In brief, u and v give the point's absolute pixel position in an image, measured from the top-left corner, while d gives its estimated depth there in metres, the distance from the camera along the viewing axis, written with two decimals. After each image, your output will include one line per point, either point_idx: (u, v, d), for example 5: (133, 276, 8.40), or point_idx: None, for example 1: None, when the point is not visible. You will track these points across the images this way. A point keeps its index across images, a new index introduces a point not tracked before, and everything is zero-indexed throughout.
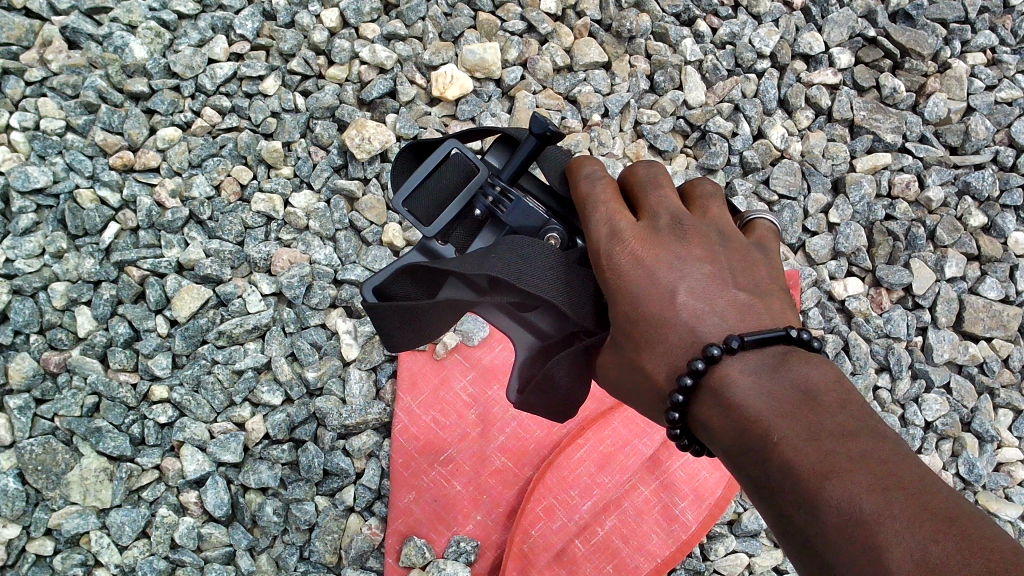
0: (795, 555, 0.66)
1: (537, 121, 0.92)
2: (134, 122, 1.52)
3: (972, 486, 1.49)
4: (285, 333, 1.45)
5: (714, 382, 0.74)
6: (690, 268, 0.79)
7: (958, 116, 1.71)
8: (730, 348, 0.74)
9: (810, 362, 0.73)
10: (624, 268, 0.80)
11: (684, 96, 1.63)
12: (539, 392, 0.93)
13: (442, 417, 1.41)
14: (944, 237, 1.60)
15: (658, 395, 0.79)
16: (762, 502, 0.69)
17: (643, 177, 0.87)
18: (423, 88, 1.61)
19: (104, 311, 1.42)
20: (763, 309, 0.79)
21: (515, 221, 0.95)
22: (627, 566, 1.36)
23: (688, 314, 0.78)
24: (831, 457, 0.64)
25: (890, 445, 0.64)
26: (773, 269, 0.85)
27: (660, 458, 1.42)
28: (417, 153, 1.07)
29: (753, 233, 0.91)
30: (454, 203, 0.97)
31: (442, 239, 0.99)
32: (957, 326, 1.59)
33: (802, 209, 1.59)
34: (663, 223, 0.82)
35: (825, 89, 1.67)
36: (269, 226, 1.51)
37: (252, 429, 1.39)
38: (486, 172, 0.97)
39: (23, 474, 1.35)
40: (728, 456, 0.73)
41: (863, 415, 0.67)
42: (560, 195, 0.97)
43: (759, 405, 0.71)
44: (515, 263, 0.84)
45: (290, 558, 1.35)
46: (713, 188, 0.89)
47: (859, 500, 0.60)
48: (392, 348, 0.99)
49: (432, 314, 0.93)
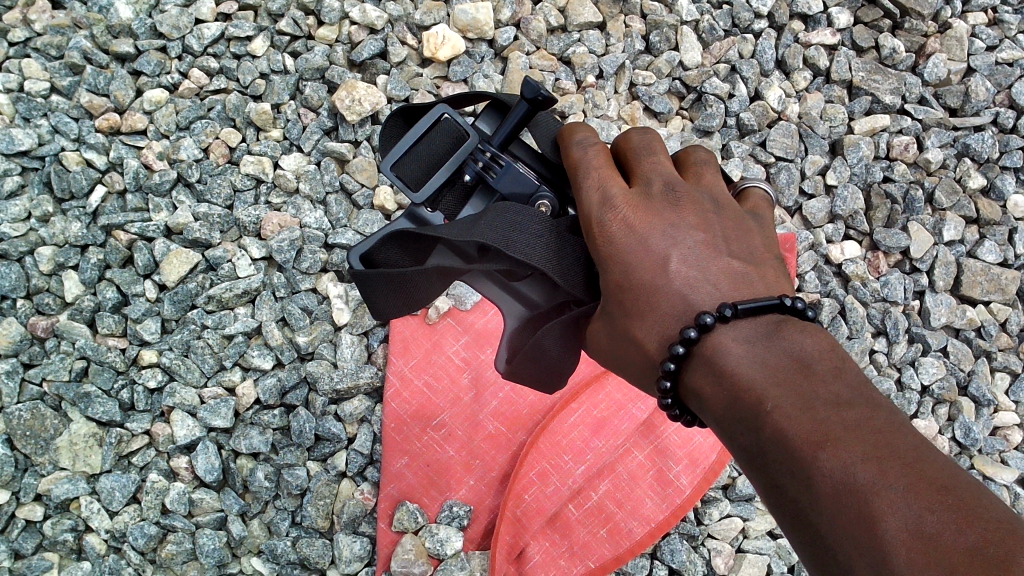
0: (786, 525, 0.65)
1: (528, 85, 0.88)
2: (119, 83, 1.50)
3: (968, 450, 1.49)
4: (275, 298, 1.43)
5: (706, 351, 0.73)
6: (683, 236, 0.78)
7: (957, 77, 1.69)
8: (724, 316, 0.72)
9: (804, 331, 0.71)
10: (616, 236, 0.78)
11: (680, 56, 1.61)
12: (528, 362, 0.92)
13: (434, 381, 1.40)
14: (943, 199, 1.58)
15: (648, 364, 0.78)
16: (752, 472, 0.68)
17: (637, 143, 0.84)
18: (414, 48, 1.58)
19: (91, 276, 1.41)
20: (757, 279, 0.77)
21: (505, 187, 0.92)
22: (621, 530, 1.35)
23: (681, 282, 0.76)
24: (825, 426, 0.62)
25: (885, 414, 0.63)
26: (767, 238, 0.84)
27: (654, 423, 1.41)
28: (407, 118, 1.03)
29: (746, 201, 0.89)
30: (444, 168, 0.93)
31: (431, 207, 0.95)
32: (956, 290, 1.56)
33: (798, 170, 1.58)
34: (656, 190, 0.80)
35: (824, 50, 1.64)
36: (258, 189, 1.49)
37: (242, 394, 1.38)
38: (477, 137, 0.93)
39: (11, 440, 1.33)
40: (719, 425, 0.71)
41: (858, 384, 0.66)
42: (552, 162, 0.94)
43: (752, 374, 0.69)
44: (505, 228, 0.82)
45: (282, 523, 1.34)
46: (706, 156, 0.87)
47: (853, 469, 0.59)
48: (381, 318, 0.97)
49: (421, 283, 0.91)
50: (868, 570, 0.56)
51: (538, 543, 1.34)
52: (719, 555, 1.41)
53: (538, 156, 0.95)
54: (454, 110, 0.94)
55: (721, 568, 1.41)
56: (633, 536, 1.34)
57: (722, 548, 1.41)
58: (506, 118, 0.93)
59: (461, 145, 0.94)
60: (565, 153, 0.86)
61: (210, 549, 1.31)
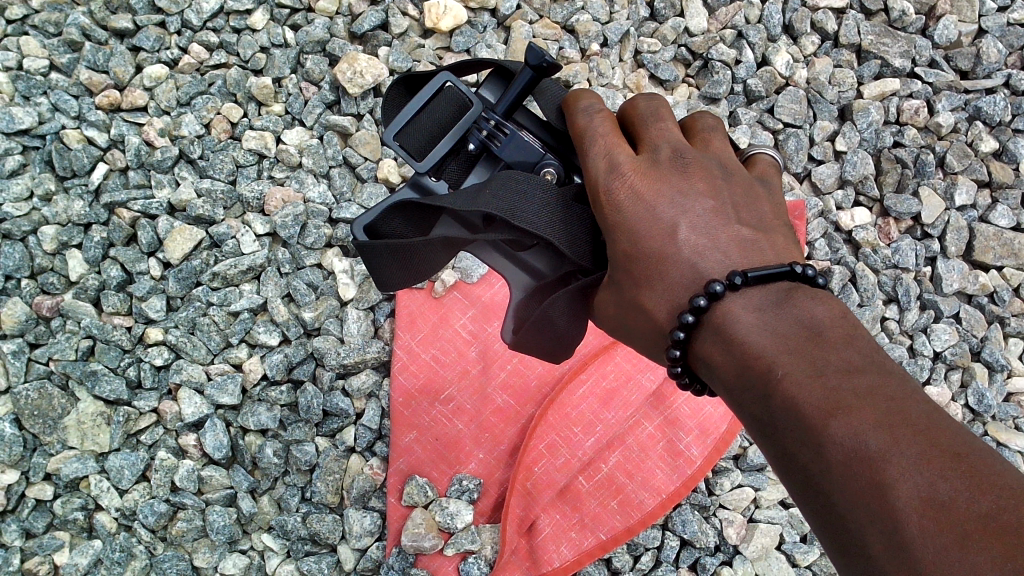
0: (796, 493, 0.64)
1: (532, 52, 0.86)
2: (119, 60, 1.48)
3: (981, 417, 1.47)
4: (280, 274, 1.43)
5: (716, 319, 0.71)
6: (692, 204, 0.76)
7: (969, 39, 1.67)
8: (733, 285, 0.71)
9: (815, 298, 0.70)
10: (624, 205, 0.76)
11: (685, 23, 1.58)
12: (535, 333, 0.91)
13: (441, 355, 1.39)
14: (955, 163, 1.55)
15: (658, 334, 0.77)
16: (763, 439, 0.67)
17: (644, 110, 0.82)
18: (416, 19, 1.56)
19: (95, 254, 1.40)
20: (767, 246, 0.75)
21: (509, 156, 0.90)
22: (633, 501, 1.34)
23: (690, 251, 0.74)
24: (837, 393, 0.61)
25: (897, 380, 0.61)
26: (776, 204, 0.82)
27: (664, 394, 1.39)
28: (408, 87, 1.01)
29: (754, 168, 0.87)
30: (447, 138, 0.91)
31: (435, 175, 0.93)
32: (968, 255, 1.55)
33: (807, 137, 1.55)
34: (664, 156, 0.78)
35: (832, 14, 1.61)
36: (262, 164, 1.48)
37: (249, 370, 1.37)
38: (481, 106, 0.91)
39: (19, 420, 1.33)
40: (729, 393, 0.70)
41: (870, 351, 0.64)
42: (556, 130, 0.92)
43: (762, 342, 0.68)
44: (510, 198, 0.80)
45: (292, 499, 1.34)
46: (714, 122, 0.85)
47: (865, 437, 0.58)
48: (384, 289, 0.95)
49: (425, 252, 0.89)
50: (880, 539, 0.55)
51: (548, 516, 1.33)
52: (732, 525, 1.40)
53: (542, 124, 0.93)
54: (456, 78, 0.92)
55: (733, 538, 1.40)
56: (644, 507, 1.34)
57: (733, 519, 1.40)
58: (510, 85, 0.90)
59: (465, 113, 0.92)
60: (570, 120, 0.84)
61: (220, 526, 1.31)
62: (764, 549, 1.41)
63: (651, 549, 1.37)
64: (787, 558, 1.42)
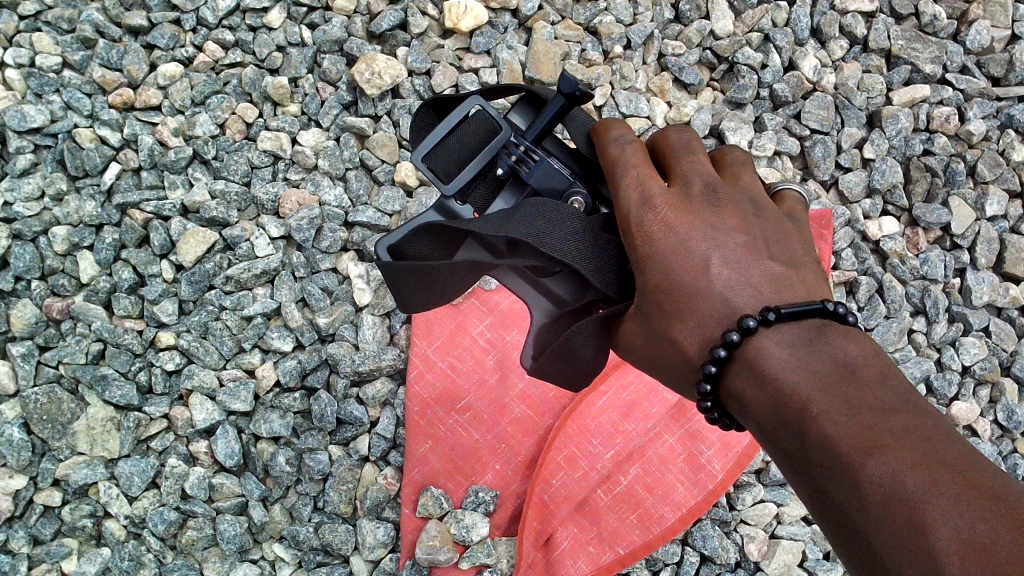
0: (832, 533, 0.62)
1: (565, 79, 0.84)
2: (133, 58, 1.46)
3: (1010, 433, 1.44)
4: (295, 278, 1.40)
5: (748, 354, 0.69)
6: (724, 238, 0.74)
7: (1002, 45, 1.62)
8: (767, 321, 0.68)
9: (847, 334, 0.68)
10: (656, 237, 0.74)
11: (711, 25, 1.54)
12: (556, 359, 0.87)
13: (458, 363, 1.35)
14: (985, 173, 1.52)
15: (688, 367, 0.74)
16: (797, 478, 0.65)
17: (675, 142, 0.80)
18: (435, 19, 1.53)
19: (107, 256, 1.37)
20: (799, 283, 0.73)
21: (538, 182, 0.87)
22: (652, 515, 1.31)
23: (722, 286, 0.72)
24: (873, 433, 0.59)
25: (933, 420, 0.60)
26: (806, 240, 0.80)
27: (686, 407, 1.36)
28: (438, 109, 0.98)
29: (781, 204, 0.85)
30: (476, 161, 0.88)
31: (461, 199, 0.91)
32: (998, 267, 1.52)
33: (834, 143, 1.52)
34: (697, 189, 0.76)
35: (861, 17, 1.58)
36: (277, 165, 1.45)
37: (263, 376, 1.35)
38: (509, 130, 0.88)
39: (28, 424, 1.31)
40: (762, 429, 0.68)
41: (904, 390, 0.63)
42: (586, 158, 0.89)
43: (795, 379, 0.66)
44: (539, 224, 0.78)
45: (304, 509, 1.31)
46: (743, 156, 0.83)
47: (903, 477, 0.56)
48: (408, 311, 0.92)
49: (449, 276, 0.85)
50: None
51: (566, 529, 1.31)
52: (753, 541, 1.36)
53: (571, 152, 0.90)
54: (486, 102, 0.90)
55: (755, 555, 1.36)
56: (663, 521, 1.30)
57: (755, 535, 1.37)
58: (541, 111, 0.88)
59: (494, 137, 0.89)
60: (601, 149, 0.81)
61: (231, 535, 1.28)
62: (787, 566, 1.36)
63: (670, 565, 1.34)
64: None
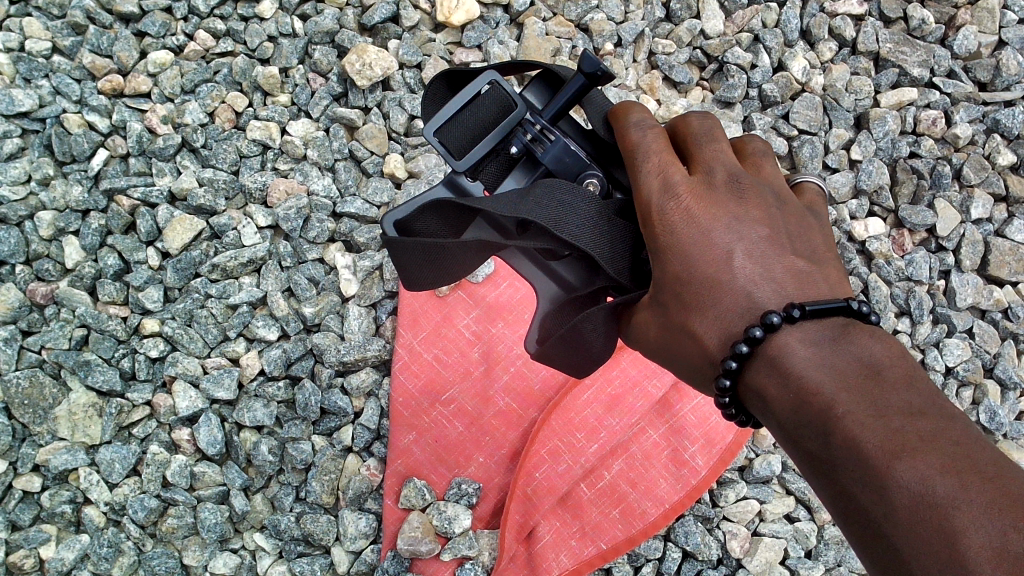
0: (854, 535, 0.63)
1: (587, 59, 0.84)
2: (123, 44, 1.45)
3: (993, 434, 1.45)
4: (281, 267, 1.40)
5: (771, 350, 0.70)
6: (748, 231, 0.74)
7: (988, 50, 1.65)
8: (791, 317, 0.69)
9: (872, 335, 0.69)
10: (677, 226, 0.74)
11: (701, 25, 1.56)
12: (561, 346, 0.88)
13: (444, 355, 1.35)
14: (971, 176, 1.54)
15: (705, 360, 0.75)
16: (819, 478, 0.66)
17: (697, 129, 0.80)
18: (427, 12, 1.54)
19: (92, 242, 1.37)
20: (821, 278, 0.74)
21: (552, 163, 0.88)
22: (635, 511, 1.31)
23: (745, 279, 0.73)
24: (901, 436, 0.60)
25: (960, 425, 0.61)
26: (826, 233, 0.81)
27: (671, 403, 1.36)
28: (451, 83, 0.98)
29: (800, 195, 0.85)
30: (488, 140, 0.89)
31: (472, 176, 0.92)
32: (982, 269, 1.53)
33: (822, 144, 1.53)
34: (720, 179, 0.76)
35: (850, 20, 1.59)
36: (266, 155, 1.45)
37: (246, 365, 1.34)
38: (524, 108, 0.88)
39: (9, 409, 1.30)
40: (782, 428, 0.69)
41: (931, 393, 0.64)
42: (600, 141, 0.90)
43: (819, 377, 0.67)
44: (554, 207, 0.77)
45: (286, 499, 1.30)
46: (763, 146, 0.83)
47: (932, 482, 0.57)
48: (411, 288, 0.93)
49: (458, 256, 0.87)
50: None
51: (547, 523, 1.30)
52: (735, 538, 1.36)
53: (585, 133, 0.91)
54: (500, 78, 0.89)
55: (736, 552, 1.36)
56: (646, 517, 1.30)
57: (737, 532, 1.37)
58: (559, 91, 0.89)
59: (506, 115, 0.89)
60: (620, 135, 0.81)
61: (211, 524, 1.28)
62: (769, 564, 1.37)
63: (652, 560, 1.34)
64: (790, 573, 1.39)
